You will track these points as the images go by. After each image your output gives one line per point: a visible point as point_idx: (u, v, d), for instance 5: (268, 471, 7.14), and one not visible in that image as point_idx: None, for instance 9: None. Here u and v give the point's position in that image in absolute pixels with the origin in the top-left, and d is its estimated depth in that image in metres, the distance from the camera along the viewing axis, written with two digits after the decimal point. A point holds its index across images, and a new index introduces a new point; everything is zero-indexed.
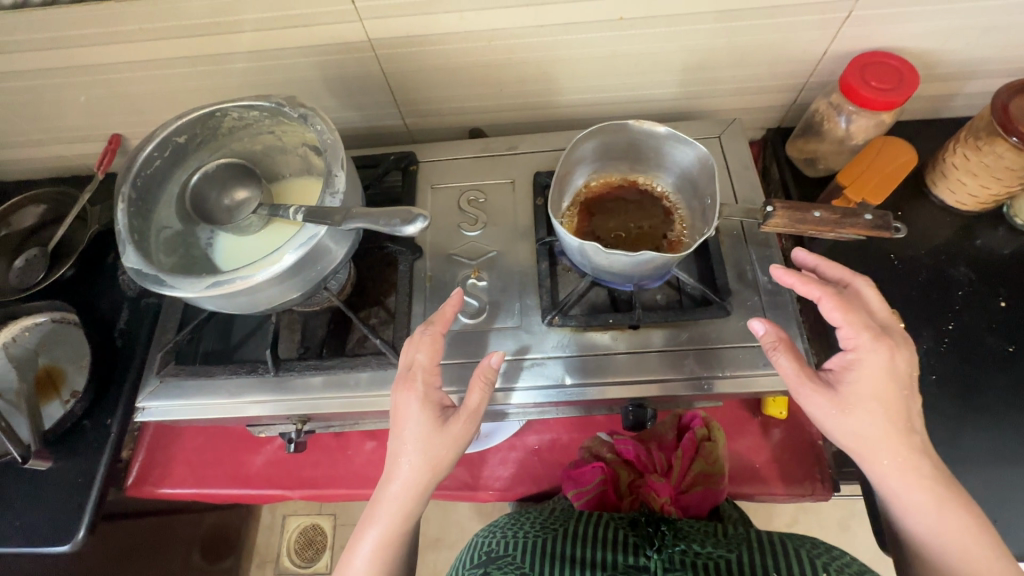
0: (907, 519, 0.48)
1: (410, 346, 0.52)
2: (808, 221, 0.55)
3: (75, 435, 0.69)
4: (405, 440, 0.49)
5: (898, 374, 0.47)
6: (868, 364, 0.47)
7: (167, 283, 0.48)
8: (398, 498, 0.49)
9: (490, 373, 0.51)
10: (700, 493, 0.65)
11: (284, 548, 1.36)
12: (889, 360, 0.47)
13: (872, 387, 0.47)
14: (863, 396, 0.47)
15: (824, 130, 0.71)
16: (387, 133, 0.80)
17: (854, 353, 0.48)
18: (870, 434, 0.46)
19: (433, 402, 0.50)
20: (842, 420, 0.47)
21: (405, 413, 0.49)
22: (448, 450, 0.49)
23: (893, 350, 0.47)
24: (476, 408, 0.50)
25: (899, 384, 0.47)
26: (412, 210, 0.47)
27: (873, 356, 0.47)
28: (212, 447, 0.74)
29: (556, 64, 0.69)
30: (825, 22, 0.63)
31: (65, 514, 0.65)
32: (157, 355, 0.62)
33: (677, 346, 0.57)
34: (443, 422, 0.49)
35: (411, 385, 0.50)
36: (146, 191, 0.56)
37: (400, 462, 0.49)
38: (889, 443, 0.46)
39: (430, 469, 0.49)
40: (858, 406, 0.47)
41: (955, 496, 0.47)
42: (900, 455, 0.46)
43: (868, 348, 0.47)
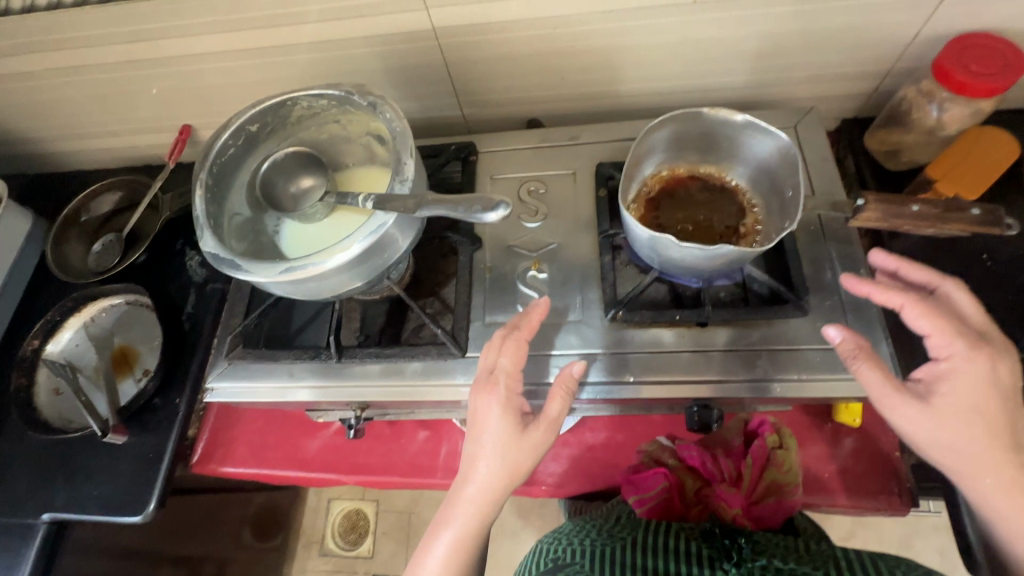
0: (1010, 542, 0.44)
1: (493, 350, 0.52)
2: (906, 215, 0.52)
3: (146, 412, 0.73)
4: (485, 444, 0.49)
5: (1001, 386, 0.43)
6: (963, 373, 0.43)
7: (242, 268, 0.49)
8: (476, 502, 0.49)
9: (571, 382, 0.51)
10: (775, 504, 0.61)
11: (329, 530, 1.40)
12: (990, 369, 0.43)
13: (970, 400, 0.43)
14: (960, 408, 0.43)
15: (911, 120, 0.66)
16: (444, 124, 0.80)
17: (946, 362, 0.45)
18: (970, 450, 0.43)
19: (514, 407, 0.49)
20: (935, 434, 0.44)
21: (485, 417, 0.49)
22: (528, 458, 0.49)
23: (994, 358, 0.43)
24: (556, 417, 0.50)
25: (1003, 396, 0.43)
26: (493, 197, 0.46)
27: (970, 365, 0.43)
28: (272, 429, 0.76)
29: (621, 51, 0.67)
30: (919, 1, 0.58)
31: (137, 486, 0.69)
32: (226, 338, 0.64)
33: (747, 346, 0.55)
34: (523, 428, 0.49)
35: (491, 388, 0.50)
36: (221, 177, 0.58)
37: (476, 466, 0.49)
38: (993, 460, 0.43)
39: (508, 476, 0.48)
40: (954, 420, 0.43)
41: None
42: (1006, 472, 0.43)
43: (964, 358, 0.44)
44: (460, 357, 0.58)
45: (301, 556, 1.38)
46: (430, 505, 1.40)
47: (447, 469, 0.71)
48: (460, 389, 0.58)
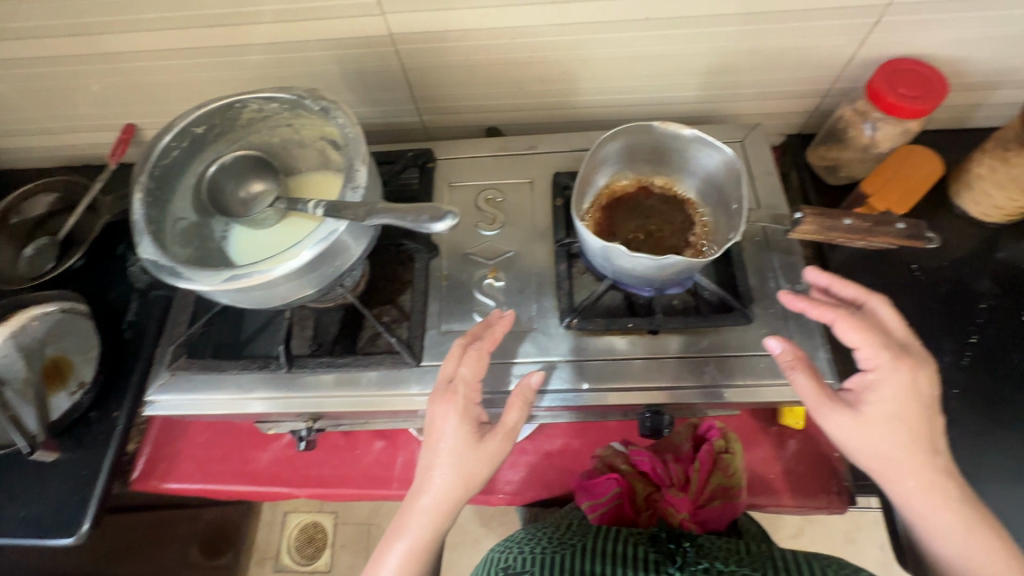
0: (932, 540, 0.46)
1: (453, 359, 0.51)
2: (840, 228, 0.55)
3: (82, 426, 0.69)
4: (441, 454, 0.48)
5: (921, 395, 0.46)
6: (890, 385, 0.46)
7: (184, 276, 0.47)
8: (430, 512, 0.48)
9: (529, 393, 0.51)
10: (721, 508, 0.63)
11: (284, 545, 1.35)
12: (911, 380, 0.46)
13: (894, 408, 0.45)
14: (885, 416, 0.45)
15: (848, 138, 0.69)
16: (403, 130, 0.80)
17: (873, 373, 0.47)
18: (894, 455, 0.45)
19: (471, 417, 0.49)
20: (863, 440, 0.46)
21: (443, 427, 0.49)
22: (484, 467, 0.49)
23: (915, 370, 0.46)
24: (514, 426, 0.50)
25: (922, 404, 0.46)
26: (440, 207, 0.47)
27: (895, 376, 0.46)
28: (219, 443, 0.73)
29: (578, 64, 0.68)
30: (853, 27, 0.62)
31: (70, 506, 0.65)
32: (168, 348, 0.61)
33: (696, 352, 0.56)
34: (480, 437, 0.49)
35: (449, 398, 0.49)
36: (163, 180, 0.55)
37: (432, 476, 0.49)
38: (914, 464, 0.45)
39: (463, 485, 0.48)
40: (880, 427, 0.45)
41: (980, 516, 0.46)
42: (926, 476, 0.45)
43: (888, 370, 0.46)
44: (416, 365, 0.58)
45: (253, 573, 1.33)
46: (390, 515, 1.37)
47: (403, 480, 0.70)
48: (415, 398, 0.57)
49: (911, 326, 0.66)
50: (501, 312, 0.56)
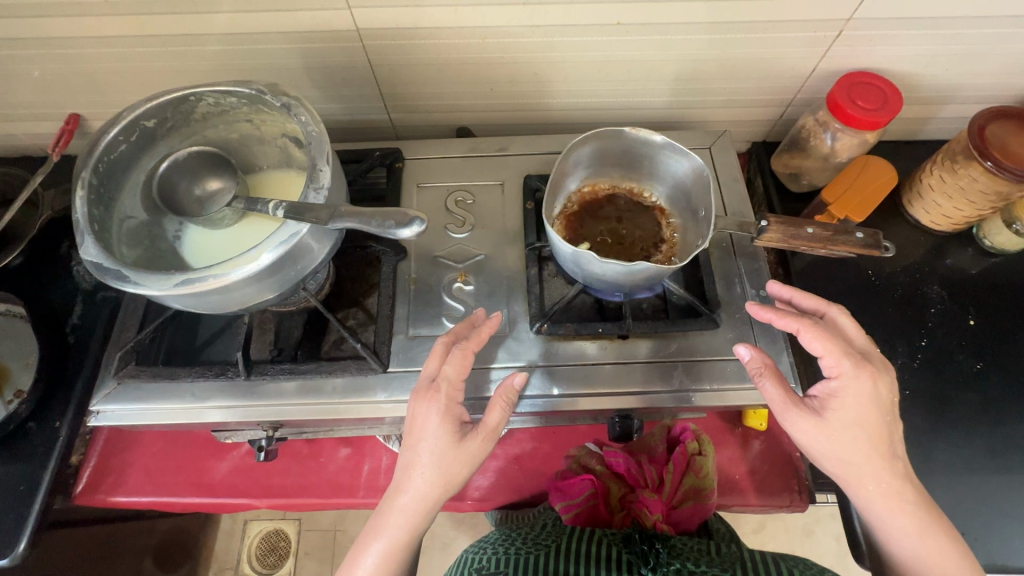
0: (888, 541, 0.48)
1: (436, 357, 0.50)
2: (802, 236, 0.56)
3: (19, 438, 0.64)
4: (421, 453, 0.47)
5: (882, 400, 0.47)
6: (849, 392, 0.47)
7: (130, 279, 0.44)
8: (408, 511, 0.47)
9: (512, 392, 0.51)
10: (693, 509, 0.63)
11: (244, 554, 1.30)
12: (873, 386, 0.47)
13: (856, 414, 0.47)
14: (847, 423, 0.47)
15: (810, 146, 0.72)
16: (371, 128, 0.78)
17: (837, 379, 0.48)
18: (855, 460, 0.47)
19: (453, 417, 0.48)
20: (824, 445, 0.47)
21: (424, 426, 0.47)
22: (465, 467, 0.47)
23: (875, 378, 0.47)
24: (496, 426, 0.49)
25: (883, 410, 0.47)
26: (409, 212, 0.45)
27: (857, 382, 0.47)
28: (173, 453, 0.70)
29: (550, 66, 0.67)
30: (816, 39, 0.64)
31: (4, 524, 0.60)
32: (115, 355, 0.57)
33: (665, 357, 0.57)
34: (461, 437, 0.48)
35: (430, 397, 0.48)
36: (109, 176, 0.52)
37: (412, 475, 0.47)
38: (874, 468, 0.47)
39: (443, 486, 0.47)
40: (842, 432, 0.47)
41: (933, 516, 0.48)
42: (885, 479, 0.47)
43: (851, 377, 0.47)
44: (382, 371, 0.56)
45: None
46: (357, 520, 1.34)
47: (370, 487, 0.68)
48: (381, 405, 0.55)
49: (867, 329, 0.68)
50: (487, 314, 0.55)
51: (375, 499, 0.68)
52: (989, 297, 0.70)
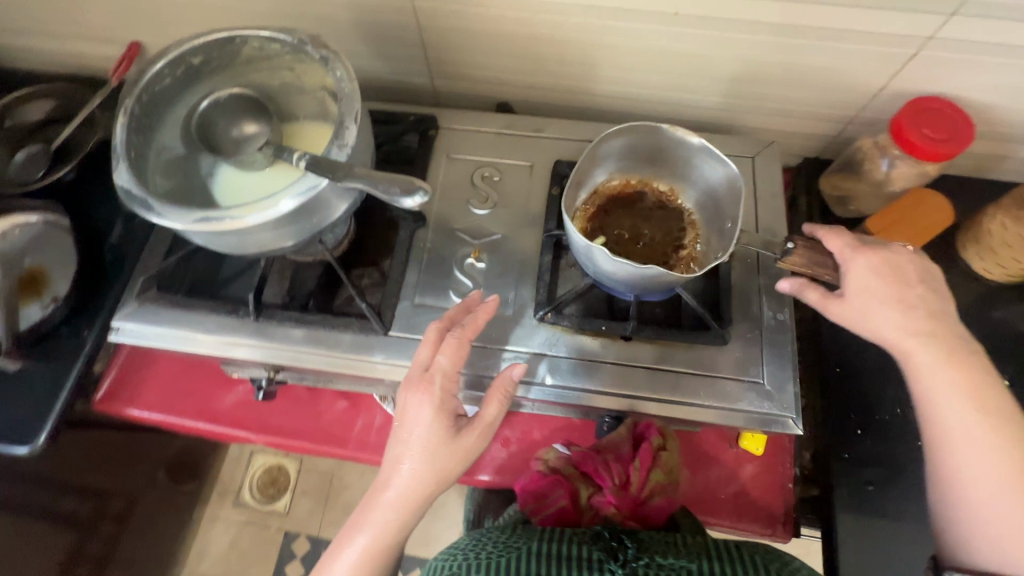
0: (944, 449, 0.46)
1: (430, 346, 0.51)
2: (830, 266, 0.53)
3: (52, 340, 0.69)
4: (412, 445, 0.48)
5: (887, 269, 0.50)
6: (854, 269, 0.51)
7: (155, 210, 0.46)
8: (395, 504, 0.48)
9: (509, 386, 0.51)
10: (663, 504, 0.63)
11: (247, 482, 1.38)
12: (874, 261, 0.50)
13: (867, 283, 0.50)
14: (861, 291, 0.50)
15: (863, 171, 0.67)
16: (413, 91, 0.77)
17: (843, 265, 0.52)
18: (882, 327, 0.49)
19: (447, 411, 0.49)
20: (858, 317, 0.50)
21: (416, 418, 0.48)
22: (456, 462, 0.48)
23: (873, 254, 0.50)
24: (492, 421, 0.50)
25: (888, 272, 0.50)
26: (414, 182, 0.45)
27: (854, 261, 0.51)
28: (184, 378, 0.73)
29: (598, 49, 0.65)
30: (888, 55, 0.59)
31: (29, 416, 0.65)
32: (139, 279, 0.61)
33: (666, 365, 0.56)
34: (455, 431, 0.49)
35: (425, 389, 0.49)
36: (152, 106, 0.54)
37: (400, 467, 0.48)
38: (902, 333, 0.48)
39: (433, 480, 0.48)
40: (862, 301, 0.50)
41: (974, 377, 0.47)
42: (920, 341, 0.48)
43: (850, 258, 0.51)
44: (383, 334, 0.57)
45: (214, 503, 1.36)
46: (353, 470, 1.40)
47: (360, 441, 0.70)
48: (378, 366, 0.57)
49: (889, 372, 0.65)
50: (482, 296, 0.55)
51: (362, 454, 0.70)
52: None
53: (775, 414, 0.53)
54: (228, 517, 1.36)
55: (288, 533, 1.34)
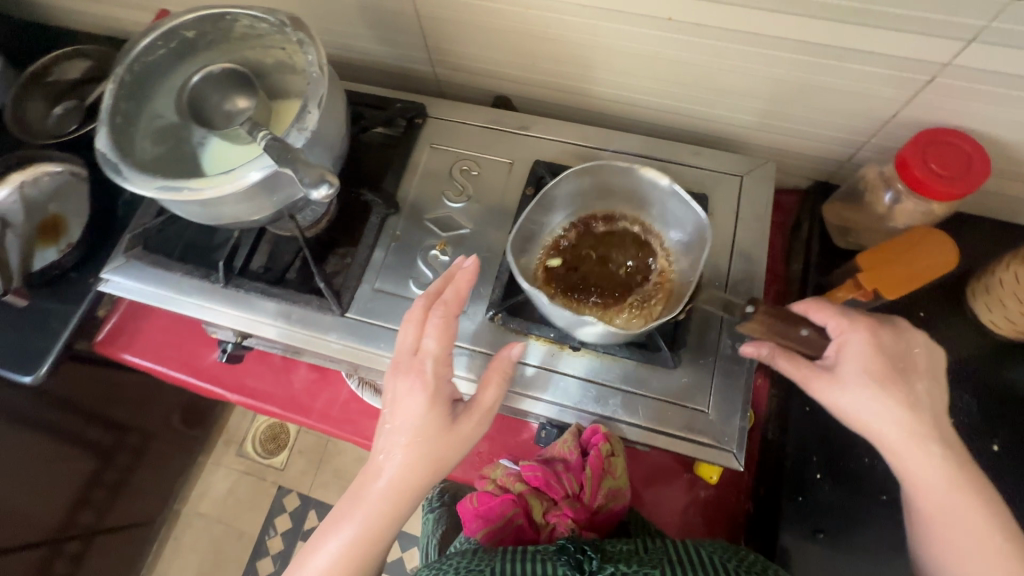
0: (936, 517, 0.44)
1: (417, 328, 0.49)
2: (794, 336, 0.48)
3: (61, 282, 0.74)
4: (404, 432, 0.47)
5: (888, 348, 0.46)
6: (852, 344, 0.46)
7: (124, 176, 0.49)
8: (389, 491, 0.47)
9: (508, 368, 0.51)
10: (613, 511, 0.59)
11: (251, 434, 1.46)
12: (874, 336, 0.46)
13: (867, 363, 0.45)
14: (857, 370, 0.45)
15: (865, 202, 0.63)
16: (416, 77, 0.78)
17: (839, 338, 0.47)
18: (874, 409, 0.44)
19: (442, 397, 0.48)
20: (854, 401, 0.45)
21: (408, 405, 0.47)
22: (455, 449, 0.48)
23: (873, 328, 0.46)
24: (491, 404, 0.50)
25: (892, 355, 0.45)
26: (324, 173, 0.47)
27: (854, 336, 0.46)
28: (175, 332, 0.78)
29: (593, 49, 0.63)
30: (902, 79, 0.54)
31: (35, 348, 0.71)
32: (127, 235, 0.64)
33: (611, 381, 0.56)
34: (453, 418, 0.48)
35: (416, 376, 0.47)
36: (147, 77, 0.57)
37: (393, 456, 0.47)
38: (898, 416, 0.44)
39: (432, 467, 0.47)
40: (857, 381, 0.45)
41: (976, 483, 0.44)
42: (918, 434, 0.44)
43: (851, 333, 0.47)
44: (340, 315, 0.59)
45: (220, 450, 1.45)
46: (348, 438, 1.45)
47: (323, 414, 0.74)
48: (331, 344, 0.59)
49: None
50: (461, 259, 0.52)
51: (324, 425, 0.73)
52: None
53: (711, 445, 0.53)
54: (229, 464, 1.43)
55: (282, 487, 1.40)
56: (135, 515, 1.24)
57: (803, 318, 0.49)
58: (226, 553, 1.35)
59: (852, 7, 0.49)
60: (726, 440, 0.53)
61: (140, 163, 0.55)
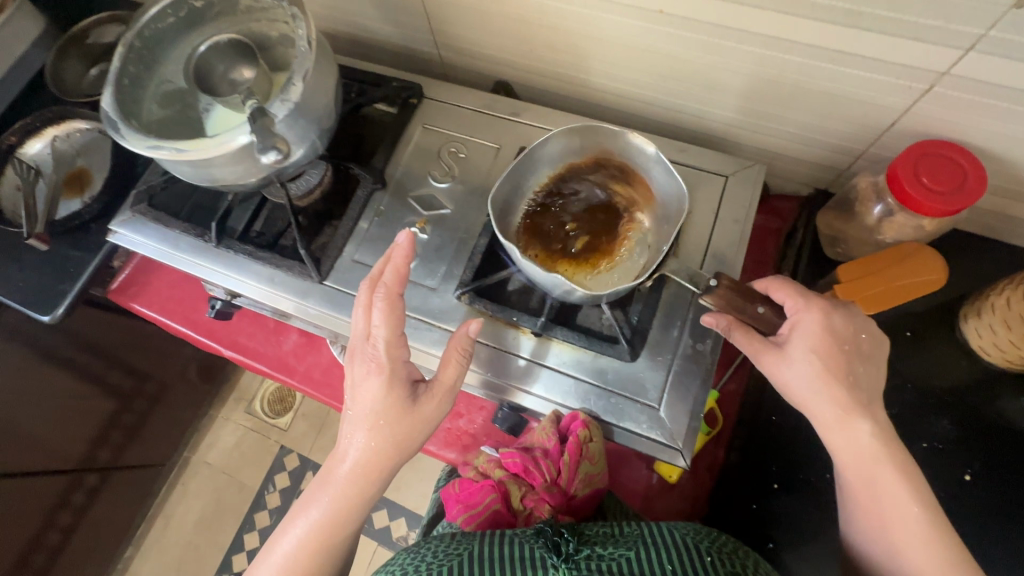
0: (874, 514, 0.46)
1: (366, 312, 0.52)
2: (748, 312, 0.52)
3: (81, 232, 0.79)
4: (364, 415, 0.50)
5: (836, 331, 0.49)
6: (804, 323, 0.49)
7: (123, 135, 0.53)
8: (355, 472, 0.51)
9: (467, 344, 0.52)
10: (588, 494, 0.61)
11: (261, 392, 1.50)
12: (825, 319, 0.49)
13: (815, 344, 0.48)
14: (805, 349, 0.48)
15: (855, 212, 0.62)
16: (422, 59, 0.79)
17: (793, 316, 0.50)
18: (814, 388, 0.48)
19: (400, 380, 0.50)
20: (797, 375, 0.48)
21: (366, 389, 0.50)
22: (416, 428, 0.51)
23: (827, 311, 0.49)
24: (451, 382, 0.52)
25: (840, 340, 0.48)
26: (277, 141, 0.48)
27: (808, 316, 0.49)
28: (181, 287, 0.83)
29: (588, 40, 0.63)
30: (900, 88, 0.52)
31: (53, 291, 0.76)
32: (135, 191, 0.68)
33: (570, 369, 0.57)
34: (414, 398, 0.51)
35: (369, 359, 0.50)
36: (157, 43, 0.61)
37: (355, 439, 0.50)
38: (829, 394, 0.48)
39: (395, 447, 0.50)
40: (802, 359, 0.48)
41: (873, 445, 0.48)
42: (851, 416, 0.48)
43: (804, 314, 0.49)
44: (319, 282, 0.62)
45: (230, 406, 1.50)
46: None
47: (307, 376, 0.77)
48: (310, 309, 0.62)
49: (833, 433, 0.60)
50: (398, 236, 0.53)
51: (306, 387, 0.77)
52: (1011, 458, 0.57)
53: (661, 443, 0.53)
54: (238, 420, 1.48)
55: (283, 447, 1.44)
56: (149, 457, 1.32)
57: (761, 296, 0.52)
58: (228, 503, 1.41)
59: (845, 9, 0.47)
60: (676, 438, 0.53)
61: (144, 124, 0.59)
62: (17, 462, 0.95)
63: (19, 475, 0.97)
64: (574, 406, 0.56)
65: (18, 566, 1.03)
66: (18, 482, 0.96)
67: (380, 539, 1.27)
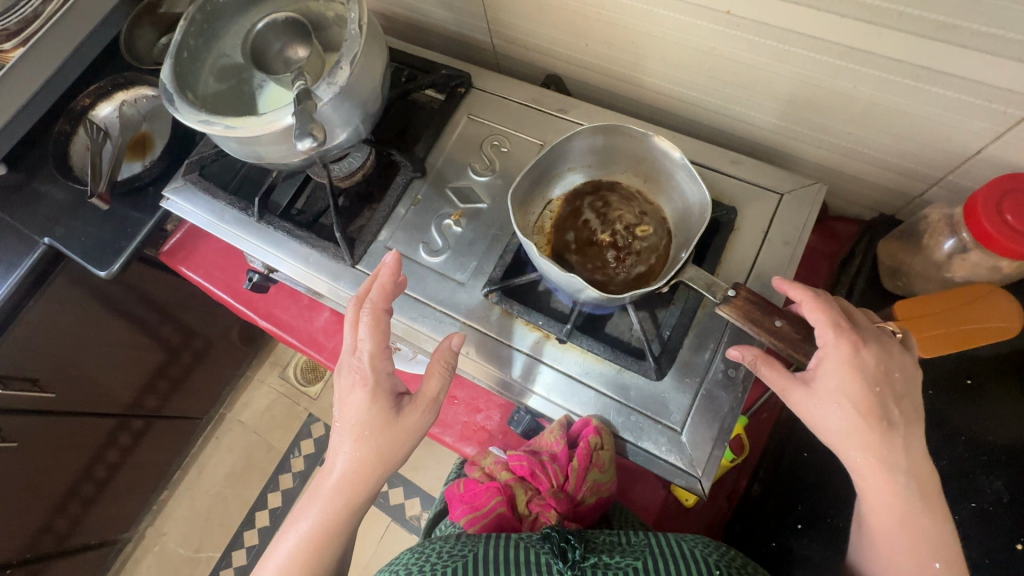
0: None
1: (353, 328, 0.53)
2: (766, 326, 0.49)
3: (139, 194, 0.83)
4: (350, 427, 0.51)
5: (867, 370, 0.44)
6: (831, 360, 0.45)
7: (177, 108, 0.55)
8: (342, 485, 0.51)
9: (449, 355, 0.54)
10: (596, 502, 0.59)
11: (295, 360, 1.56)
12: (854, 354, 0.45)
13: (845, 385, 0.44)
14: (832, 391, 0.45)
15: (922, 245, 0.58)
16: (475, 46, 0.78)
17: (820, 350, 0.46)
18: (842, 419, 0.45)
19: (385, 392, 0.51)
20: (827, 415, 0.45)
21: (352, 403, 0.51)
22: (402, 439, 0.51)
23: (856, 347, 0.45)
24: (436, 395, 0.53)
25: (867, 379, 0.44)
26: (313, 128, 0.48)
27: (835, 353, 0.45)
28: (226, 255, 0.86)
29: (646, 38, 0.60)
30: (992, 113, 0.47)
31: (109, 248, 0.79)
32: (189, 160, 0.71)
33: (592, 381, 0.55)
34: (399, 410, 0.51)
35: (354, 371, 0.51)
36: (218, 16, 0.62)
37: (340, 452, 0.51)
38: (863, 429, 0.44)
39: (381, 459, 0.51)
40: (828, 400, 0.45)
41: (910, 499, 0.44)
42: (887, 441, 0.44)
43: (830, 348, 0.45)
44: (352, 266, 0.63)
45: (265, 369, 1.56)
46: None
47: (334, 354, 0.79)
48: (340, 289, 0.63)
49: None
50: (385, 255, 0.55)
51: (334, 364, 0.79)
52: None
53: (679, 468, 0.51)
54: (272, 384, 1.54)
55: (311, 415, 1.50)
56: (189, 409, 1.38)
57: (781, 310, 0.49)
58: (256, 461, 1.47)
59: (935, 20, 0.42)
60: (696, 466, 0.50)
61: (200, 96, 0.60)
62: (73, 401, 1.02)
63: (74, 413, 1.04)
64: (588, 413, 0.54)
65: (67, 496, 1.11)
66: (71, 419, 1.03)
67: (393, 516, 1.29)
